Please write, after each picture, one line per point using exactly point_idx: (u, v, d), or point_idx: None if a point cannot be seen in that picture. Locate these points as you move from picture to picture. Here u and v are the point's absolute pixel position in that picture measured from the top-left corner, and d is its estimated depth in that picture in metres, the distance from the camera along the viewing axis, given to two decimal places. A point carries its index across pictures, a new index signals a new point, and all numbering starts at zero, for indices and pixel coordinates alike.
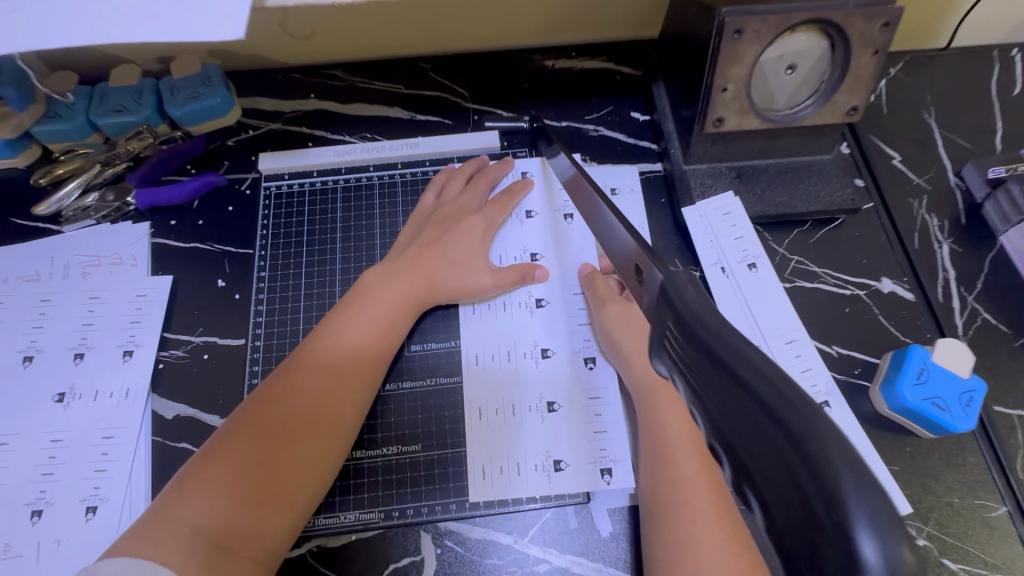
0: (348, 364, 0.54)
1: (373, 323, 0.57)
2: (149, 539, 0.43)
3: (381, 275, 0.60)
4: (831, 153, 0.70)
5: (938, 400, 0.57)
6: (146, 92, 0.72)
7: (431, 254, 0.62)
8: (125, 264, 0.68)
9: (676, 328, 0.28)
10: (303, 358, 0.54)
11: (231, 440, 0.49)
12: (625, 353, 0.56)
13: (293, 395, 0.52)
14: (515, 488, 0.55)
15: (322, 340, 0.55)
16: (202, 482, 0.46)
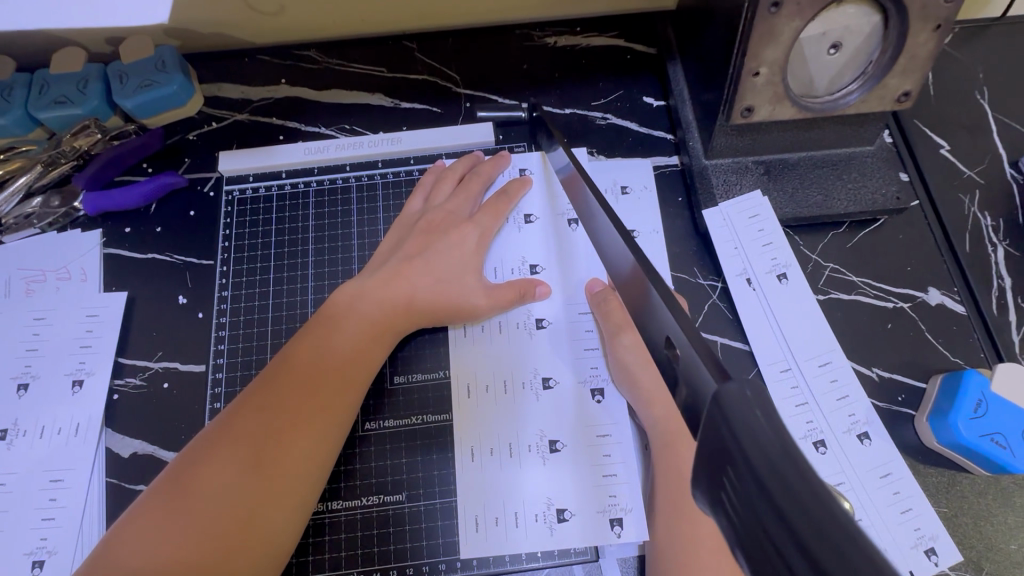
0: (325, 386, 0.47)
1: (349, 345, 0.50)
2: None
3: (361, 284, 0.53)
4: (874, 144, 0.61)
5: (998, 437, 0.50)
6: (92, 80, 0.63)
7: (418, 261, 0.54)
8: (74, 279, 0.60)
9: (743, 483, 0.20)
10: (272, 380, 0.47)
11: (189, 480, 0.42)
12: (638, 390, 0.49)
13: (255, 431, 0.44)
14: (512, 542, 0.48)
15: (294, 358, 0.48)
16: (155, 532, 0.40)
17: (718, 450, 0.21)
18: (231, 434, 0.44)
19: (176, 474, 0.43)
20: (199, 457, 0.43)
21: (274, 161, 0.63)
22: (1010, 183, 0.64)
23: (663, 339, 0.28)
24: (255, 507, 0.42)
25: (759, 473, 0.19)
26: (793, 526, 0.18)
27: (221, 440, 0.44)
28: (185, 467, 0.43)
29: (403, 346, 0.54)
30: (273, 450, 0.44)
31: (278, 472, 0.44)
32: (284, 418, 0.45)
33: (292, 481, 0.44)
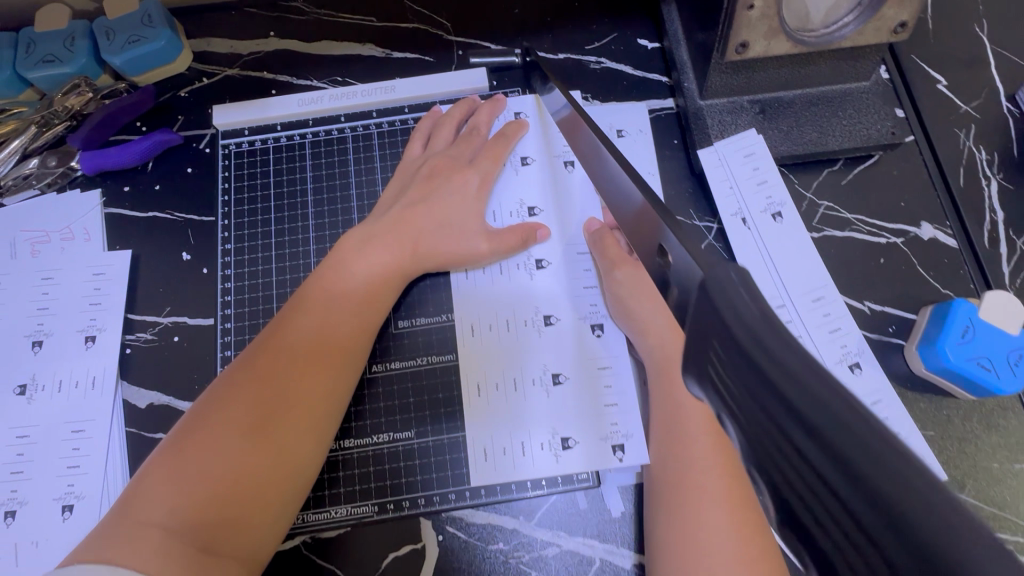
0: (335, 333, 0.49)
1: (353, 289, 0.51)
2: (123, 543, 0.38)
3: (368, 227, 0.54)
4: (870, 79, 0.61)
5: (984, 360, 0.52)
6: (79, 37, 0.62)
7: (422, 207, 0.55)
8: (78, 238, 0.61)
9: (729, 355, 0.19)
10: (282, 329, 0.48)
11: (206, 423, 0.43)
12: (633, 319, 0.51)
13: (269, 370, 0.46)
14: (518, 470, 0.51)
15: (303, 306, 0.49)
16: (175, 473, 0.41)
17: (707, 333, 0.20)
18: (245, 380, 0.45)
19: (192, 419, 0.44)
20: (215, 402, 0.44)
21: (267, 113, 0.62)
22: (1006, 115, 0.64)
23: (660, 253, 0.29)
24: (279, 441, 0.44)
25: (744, 346, 0.18)
26: (774, 385, 0.17)
27: (235, 386, 0.45)
28: (201, 413, 0.44)
29: (406, 292, 0.56)
30: (287, 394, 0.45)
31: (293, 414, 0.45)
32: (295, 363, 0.46)
33: (306, 422, 0.46)
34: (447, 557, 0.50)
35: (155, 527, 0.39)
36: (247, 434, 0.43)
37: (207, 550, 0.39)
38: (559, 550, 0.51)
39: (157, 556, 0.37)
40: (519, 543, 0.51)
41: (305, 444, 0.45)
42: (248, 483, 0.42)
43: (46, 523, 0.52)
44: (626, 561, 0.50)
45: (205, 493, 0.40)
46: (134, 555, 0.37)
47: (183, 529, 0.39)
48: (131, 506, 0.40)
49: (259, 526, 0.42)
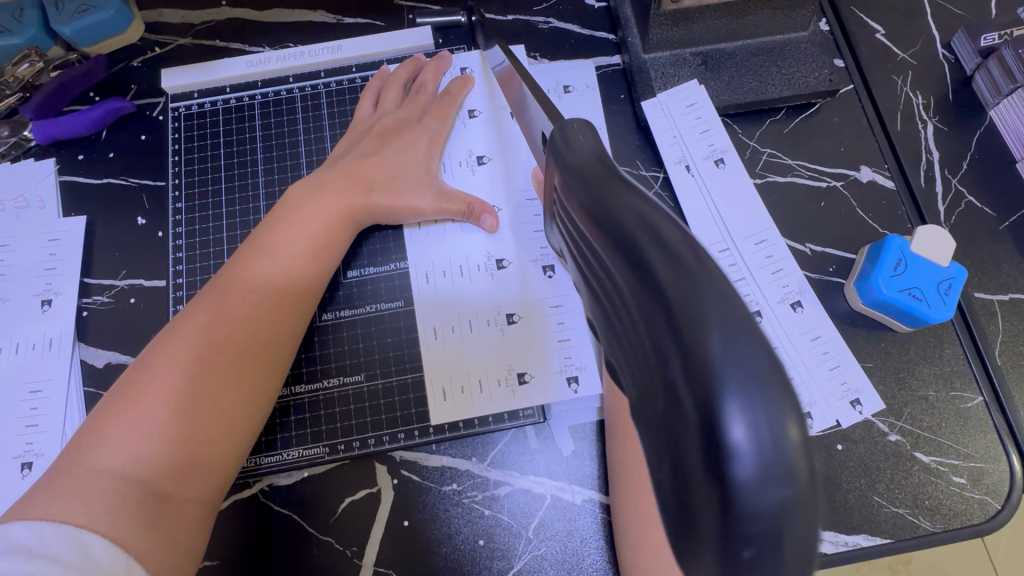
0: (281, 288, 0.49)
1: (305, 240, 0.51)
2: (69, 497, 0.38)
3: (323, 175, 0.55)
4: (808, 29, 0.62)
5: (915, 291, 0.54)
6: (27, 7, 0.62)
7: (375, 160, 0.56)
8: (32, 206, 0.61)
9: (565, 189, 0.23)
10: (224, 286, 0.48)
11: (148, 378, 0.43)
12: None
13: (223, 321, 0.46)
14: (473, 408, 0.53)
15: (247, 264, 0.50)
16: (118, 427, 0.41)
17: (557, 179, 0.24)
18: (187, 336, 0.45)
19: (132, 375, 0.44)
20: (157, 358, 0.44)
21: (216, 75, 0.63)
22: (942, 62, 0.65)
23: None
24: (235, 390, 0.45)
25: (577, 172, 0.22)
26: (590, 196, 0.21)
27: (177, 342, 0.45)
28: (141, 369, 0.44)
29: (355, 246, 0.57)
30: (242, 345, 0.46)
31: (247, 364, 0.46)
32: (239, 318, 0.47)
33: (253, 376, 0.46)
34: (401, 499, 0.52)
35: (101, 479, 0.39)
36: (192, 388, 0.43)
37: (159, 500, 0.40)
38: (510, 489, 0.52)
39: (106, 509, 0.38)
40: (473, 483, 0.52)
41: (259, 392, 0.47)
42: (196, 435, 0.42)
43: (4, 480, 0.53)
44: (577, 496, 0.51)
45: (152, 446, 0.41)
46: (80, 508, 0.37)
47: (131, 481, 0.39)
48: (72, 462, 0.40)
49: (210, 475, 0.43)
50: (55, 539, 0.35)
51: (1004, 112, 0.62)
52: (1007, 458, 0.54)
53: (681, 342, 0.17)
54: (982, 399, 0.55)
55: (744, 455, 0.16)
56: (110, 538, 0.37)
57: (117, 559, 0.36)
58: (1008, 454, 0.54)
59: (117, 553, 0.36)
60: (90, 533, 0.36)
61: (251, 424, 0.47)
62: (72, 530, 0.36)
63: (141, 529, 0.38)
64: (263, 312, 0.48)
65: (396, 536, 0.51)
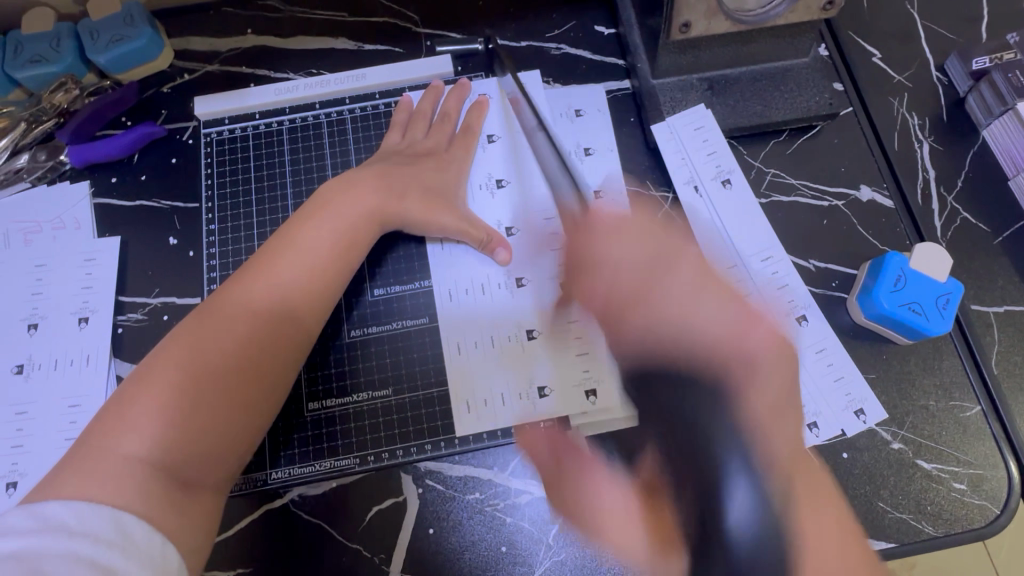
0: (307, 285, 0.49)
1: (331, 237, 0.52)
2: (96, 478, 0.39)
3: (355, 176, 0.56)
4: (808, 55, 0.66)
5: (915, 305, 0.56)
6: (64, 37, 0.66)
7: (407, 171, 0.58)
8: (69, 228, 0.64)
9: None
10: (252, 278, 0.48)
11: (172, 364, 0.44)
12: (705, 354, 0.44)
13: (247, 314, 0.47)
14: (497, 420, 0.55)
15: (275, 258, 0.49)
16: (140, 412, 0.41)
17: None
18: (213, 327, 0.45)
19: (155, 360, 0.44)
20: (180, 344, 0.45)
21: (246, 102, 0.66)
22: (937, 85, 0.69)
23: None
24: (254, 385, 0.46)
25: None
26: None
27: (202, 333, 0.45)
28: (166, 355, 0.44)
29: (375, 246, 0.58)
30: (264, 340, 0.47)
31: (268, 361, 0.47)
32: (264, 314, 0.47)
33: (274, 372, 0.47)
34: (426, 507, 0.54)
35: (125, 464, 0.40)
36: (215, 381, 0.44)
37: (181, 490, 0.41)
38: (531, 497, 0.54)
39: (133, 491, 0.39)
40: (494, 491, 0.55)
41: (278, 387, 0.48)
42: (218, 429, 0.44)
43: None
44: None
45: (175, 437, 0.42)
46: (108, 489, 0.38)
47: (155, 469, 0.40)
48: (96, 444, 0.41)
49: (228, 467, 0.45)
50: (93, 517, 0.37)
51: (996, 133, 0.65)
52: (1004, 465, 0.56)
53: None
54: (980, 409, 0.58)
55: None
56: (139, 521, 0.38)
57: (152, 542, 0.38)
58: (1006, 460, 0.56)
59: (152, 536, 0.38)
60: (123, 512, 0.38)
61: (266, 418, 0.47)
62: (108, 509, 0.37)
63: (166, 516, 0.40)
64: (287, 307, 0.48)
65: (422, 543, 0.53)
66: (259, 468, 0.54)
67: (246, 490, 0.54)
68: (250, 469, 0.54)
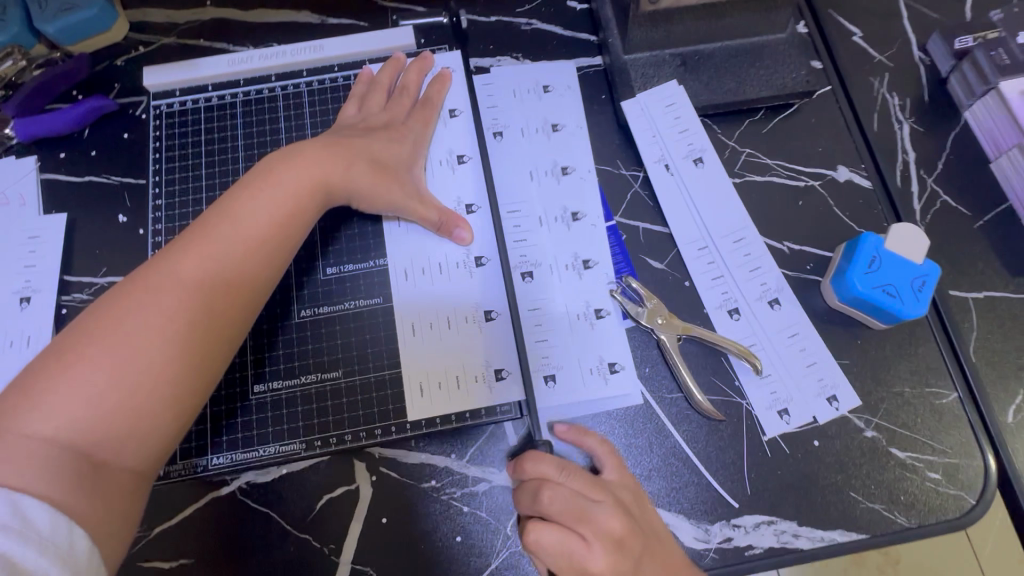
0: (239, 258, 0.47)
1: (269, 207, 0.49)
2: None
3: (301, 147, 0.52)
4: (785, 31, 0.63)
5: (889, 288, 0.54)
6: (10, 5, 0.62)
7: (360, 140, 0.55)
8: (12, 204, 0.61)
9: None
10: (178, 250, 0.45)
11: (88, 340, 0.41)
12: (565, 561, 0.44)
13: (170, 288, 0.44)
14: (453, 403, 0.53)
15: (206, 230, 0.47)
16: (52, 389, 0.39)
17: None
18: (134, 301, 0.43)
19: (70, 336, 0.42)
20: (98, 320, 0.42)
21: (198, 73, 0.63)
22: (918, 65, 0.67)
23: None
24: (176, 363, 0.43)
25: None
26: None
27: (120, 306, 0.43)
28: (81, 331, 0.42)
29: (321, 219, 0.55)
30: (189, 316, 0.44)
31: (193, 337, 0.44)
32: (191, 286, 0.44)
33: (201, 349, 0.44)
34: (380, 495, 0.52)
35: (31, 443, 0.38)
36: (133, 356, 0.41)
37: (94, 468, 0.39)
38: (488, 485, 0.53)
39: (38, 472, 0.37)
40: (451, 479, 0.53)
41: (207, 365, 0.45)
42: (138, 406, 0.41)
43: None
44: None
45: (88, 413, 0.40)
46: (12, 469, 0.37)
47: (65, 447, 0.38)
48: (0, 424, 0.38)
49: (151, 448, 0.42)
50: None
51: (978, 113, 0.63)
52: (981, 455, 0.54)
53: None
54: (957, 396, 0.55)
55: None
56: (43, 500, 0.36)
57: (57, 525, 0.36)
58: (982, 450, 0.54)
59: (57, 519, 0.36)
60: (24, 494, 0.36)
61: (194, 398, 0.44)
62: (7, 491, 0.36)
63: (76, 496, 0.38)
64: (214, 280, 0.45)
65: (373, 532, 0.51)
66: (199, 452, 0.52)
67: (185, 476, 0.51)
68: (190, 454, 0.52)
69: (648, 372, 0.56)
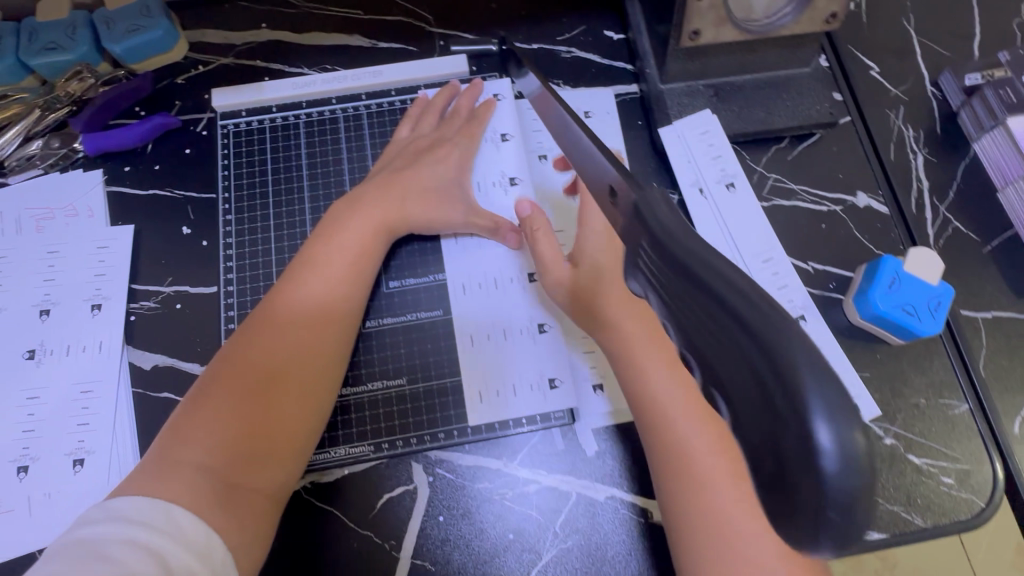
0: (332, 295, 0.54)
1: (354, 249, 0.56)
2: (158, 480, 0.42)
3: (361, 191, 0.59)
4: (809, 65, 0.68)
5: (908, 307, 0.59)
6: (79, 26, 0.66)
7: (411, 172, 0.61)
8: (82, 215, 0.64)
9: (649, 247, 0.24)
10: (284, 296, 0.53)
11: (223, 379, 0.48)
12: (679, 503, 0.47)
13: (283, 327, 0.51)
14: (510, 409, 0.57)
15: (298, 279, 0.54)
16: (197, 423, 0.45)
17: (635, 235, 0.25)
18: (255, 341, 0.50)
19: (208, 377, 0.48)
20: (228, 361, 0.49)
21: (264, 95, 0.68)
22: (930, 98, 0.72)
23: (605, 188, 0.33)
24: (291, 390, 0.49)
25: (657, 233, 0.24)
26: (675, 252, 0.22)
27: (245, 347, 0.50)
28: (216, 372, 0.49)
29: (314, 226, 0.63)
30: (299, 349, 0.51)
31: (303, 368, 0.50)
32: (298, 324, 0.52)
33: (310, 376, 0.51)
34: (437, 495, 0.56)
35: (184, 468, 0.43)
36: (260, 387, 0.48)
37: (232, 488, 0.44)
38: (539, 486, 0.56)
39: (189, 491, 0.42)
40: (503, 481, 0.56)
41: (315, 391, 0.51)
42: (266, 431, 0.47)
43: (65, 475, 0.56)
44: (600, 493, 0.56)
45: (224, 439, 0.45)
46: (167, 488, 0.42)
47: (209, 469, 0.44)
48: (159, 454, 0.44)
49: (278, 466, 0.47)
50: (147, 510, 0.40)
51: (986, 146, 0.68)
52: (990, 463, 0.59)
53: (783, 385, 0.18)
54: (967, 407, 0.60)
55: (829, 462, 0.17)
56: (192, 511, 0.41)
57: (198, 528, 0.41)
58: (991, 458, 0.59)
59: (199, 525, 0.41)
60: (175, 507, 0.41)
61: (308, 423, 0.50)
62: (161, 504, 0.41)
63: (216, 509, 0.42)
64: (317, 317, 0.53)
65: (431, 530, 0.55)
66: None
67: None
68: None
69: None
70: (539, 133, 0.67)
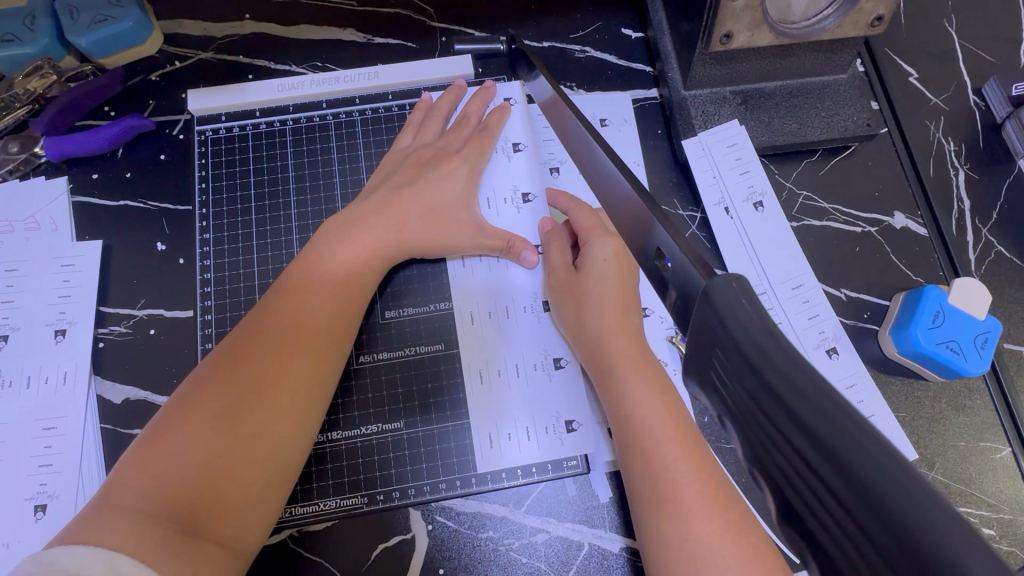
0: (316, 314, 0.48)
1: (342, 264, 0.51)
2: (95, 528, 0.36)
3: (352, 212, 0.54)
4: (847, 72, 0.61)
5: (953, 344, 0.54)
6: (39, 15, 0.59)
7: (412, 190, 0.55)
8: (44, 229, 0.58)
9: (728, 361, 0.20)
10: (262, 314, 0.47)
11: (184, 410, 0.42)
12: (658, 542, 0.39)
13: (257, 349, 0.45)
14: (517, 454, 0.52)
15: (278, 298, 0.48)
16: (152, 461, 0.39)
17: (708, 338, 0.21)
18: (225, 367, 0.44)
19: (170, 408, 0.42)
20: (192, 390, 0.43)
21: (246, 98, 0.62)
22: (973, 108, 0.66)
23: (651, 249, 0.28)
24: (262, 419, 0.43)
25: (742, 346, 0.20)
26: (766, 379, 0.19)
27: (212, 373, 0.44)
28: (179, 403, 0.43)
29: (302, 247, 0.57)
30: (273, 373, 0.44)
31: (277, 393, 0.44)
32: (274, 345, 0.45)
33: (287, 404, 0.44)
34: (437, 546, 0.51)
35: (129, 515, 0.36)
36: (225, 418, 0.41)
37: (186, 536, 0.37)
38: (547, 536, 0.51)
39: (134, 538, 0.35)
40: (508, 530, 0.51)
41: (292, 424, 0.44)
42: (230, 466, 0.40)
43: (24, 523, 0.50)
44: (615, 545, 0.50)
45: (176, 478, 0.39)
46: (107, 535, 0.35)
47: (159, 514, 0.37)
48: (104, 498, 0.38)
49: (245, 508, 0.41)
50: (86, 560, 0.33)
51: None
52: None
53: None
54: (1010, 451, 0.56)
55: None
56: (135, 557, 0.34)
57: None
58: None
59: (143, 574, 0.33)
60: (119, 554, 0.34)
61: (283, 457, 0.43)
62: (103, 552, 0.34)
63: (164, 554, 0.35)
64: (295, 337, 0.46)
65: None
66: None
67: None
68: None
69: (707, 422, 0.53)
70: (551, 142, 0.62)
